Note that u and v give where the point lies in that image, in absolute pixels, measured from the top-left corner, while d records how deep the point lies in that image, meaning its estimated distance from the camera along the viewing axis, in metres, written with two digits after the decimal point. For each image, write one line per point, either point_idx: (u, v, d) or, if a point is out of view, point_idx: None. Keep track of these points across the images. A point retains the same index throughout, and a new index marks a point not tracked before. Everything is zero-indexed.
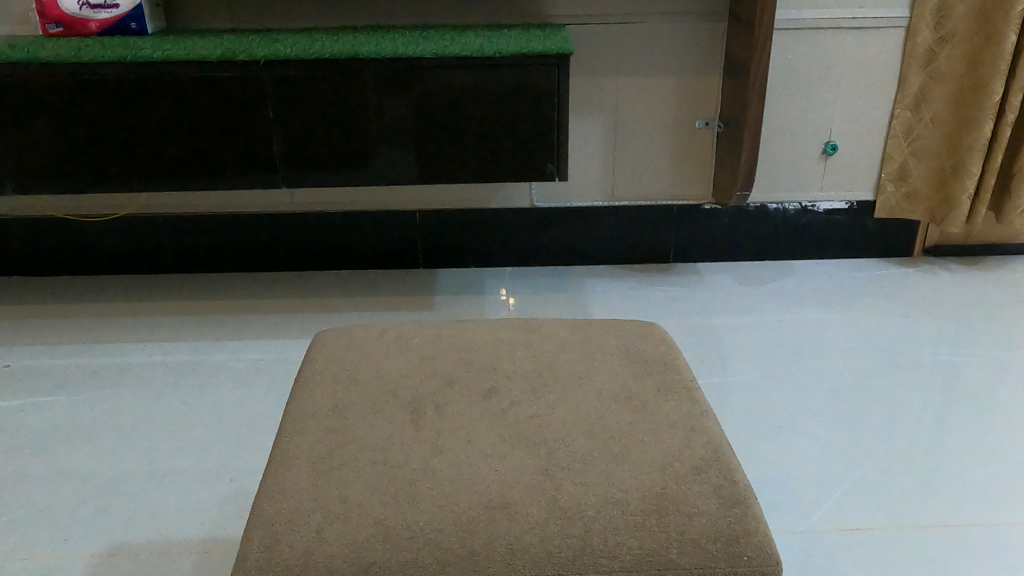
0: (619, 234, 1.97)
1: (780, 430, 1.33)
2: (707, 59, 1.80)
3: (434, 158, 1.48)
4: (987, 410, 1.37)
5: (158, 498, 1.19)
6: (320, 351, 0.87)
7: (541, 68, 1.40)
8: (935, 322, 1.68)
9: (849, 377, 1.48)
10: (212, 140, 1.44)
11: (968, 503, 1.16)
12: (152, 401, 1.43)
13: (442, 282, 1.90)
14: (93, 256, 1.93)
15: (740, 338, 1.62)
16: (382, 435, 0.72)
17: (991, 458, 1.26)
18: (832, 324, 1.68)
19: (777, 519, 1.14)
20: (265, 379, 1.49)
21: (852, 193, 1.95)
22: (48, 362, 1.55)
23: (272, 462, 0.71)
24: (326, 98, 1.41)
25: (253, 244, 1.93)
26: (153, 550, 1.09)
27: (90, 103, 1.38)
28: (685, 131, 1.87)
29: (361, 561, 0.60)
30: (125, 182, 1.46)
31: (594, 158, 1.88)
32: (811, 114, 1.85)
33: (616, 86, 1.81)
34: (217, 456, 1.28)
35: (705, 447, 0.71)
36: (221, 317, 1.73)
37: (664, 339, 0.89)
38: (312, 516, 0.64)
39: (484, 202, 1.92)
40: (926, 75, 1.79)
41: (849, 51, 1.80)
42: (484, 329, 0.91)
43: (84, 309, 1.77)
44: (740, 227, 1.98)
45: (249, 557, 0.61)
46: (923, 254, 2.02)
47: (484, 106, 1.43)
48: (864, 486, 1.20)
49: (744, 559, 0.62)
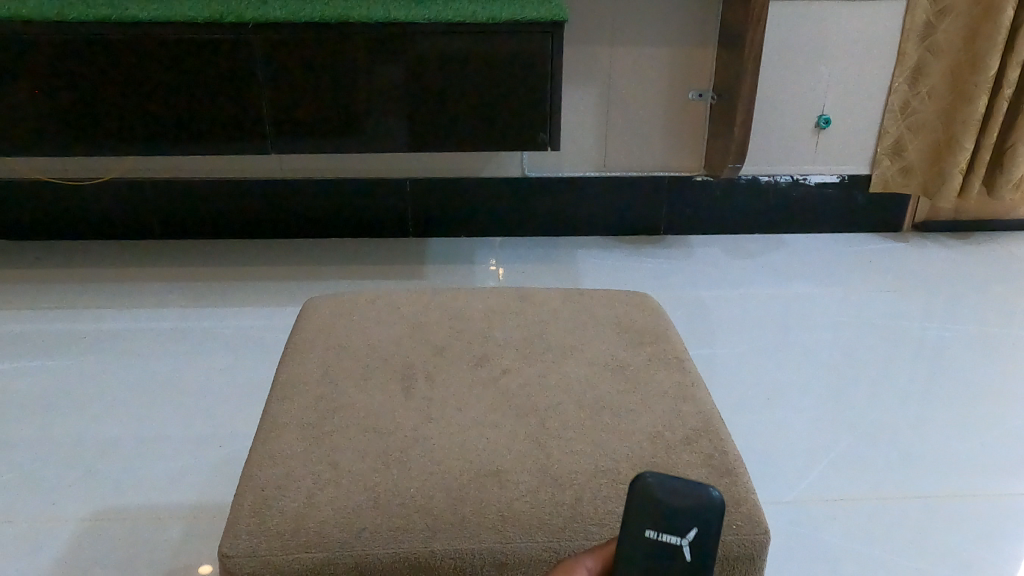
0: (610, 205, 1.96)
1: (768, 402, 1.34)
2: (702, 28, 1.78)
3: (428, 127, 1.47)
4: (976, 385, 1.38)
5: (142, 465, 1.18)
6: (311, 317, 0.86)
7: (534, 35, 1.38)
8: (925, 297, 1.68)
9: (837, 350, 1.49)
10: (201, 103, 1.42)
11: (950, 475, 1.18)
12: (142, 365, 1.42)
13: (432, 251, 1.89)
14: (80, 221, 1.91)
15: (729, 311, 1.62)
16: (373, 402, 0.72)
17: (975, 432, 1.27)
18: (822, 297, 1.69)
19: (764, 490, 1.15)
20: (256, 347, 1.48)
21: (844, 167, 1.95)
22: (33, 327, 1.54)
23: (262, 428, 0.70)
24: (315, 62, 1.39)
25: (242, 211, 1.91)
26: (141, 515, 1.09)
27: (74, 65, 1.36)
28: (679, 102, 1.86)
29: (352, 527, 0.60)
30: (110, 144, 1.43)
31: (586, 129, 1.87)
32: (805, 87, 1.84)
33: (611, 57, 1.80)
34: (209, 422, 1.27)
35: (696, 418, 0.72)
36: (211, 285, 1.72)
37: (655, 310, 0.89)
38: (303, 482, 0.64)
39: (474, 170, 1.90)
40: (923, 49, 1.79)
41: (844, 24, 1.78)
42: (477, 298, 0.90)
43: (70, 274, 1.75)
44: (731, 200, 1.98)
45: (240, 521, 0.61)
46: (912, 229, 2.03)
47: (476, 72, 1.41)
48: (848, 459, 1.21)
49: (734, 528, 0.62)
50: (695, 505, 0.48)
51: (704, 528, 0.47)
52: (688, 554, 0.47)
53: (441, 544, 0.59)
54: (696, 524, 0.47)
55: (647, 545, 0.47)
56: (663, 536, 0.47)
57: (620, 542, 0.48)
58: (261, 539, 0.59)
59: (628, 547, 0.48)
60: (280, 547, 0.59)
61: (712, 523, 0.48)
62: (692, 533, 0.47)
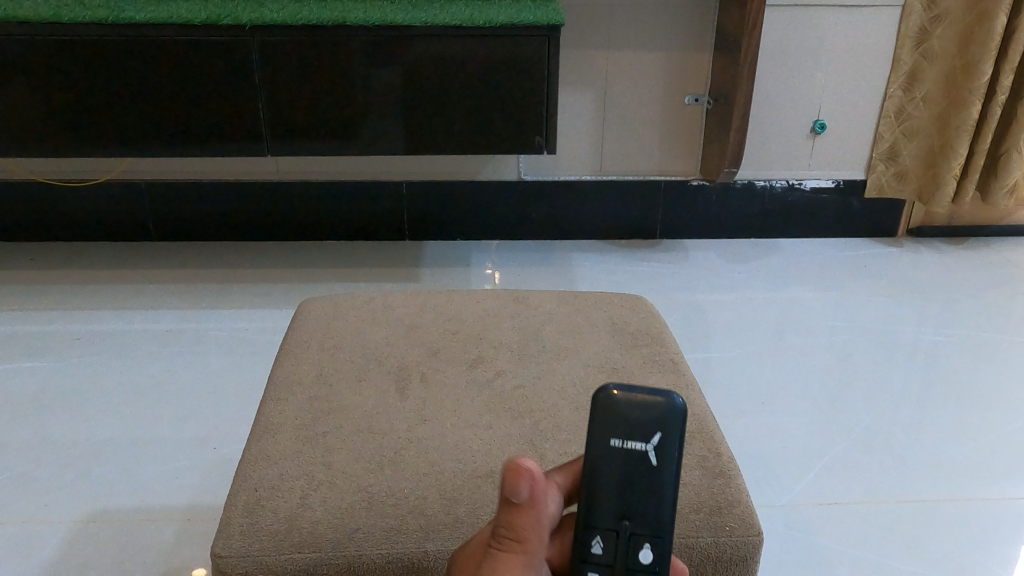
0: (606, 209, 1.96)
1: (763, 406, 1.34)
2: (698, 33, 1.79)
3: (424, 130, 1.47)
4: (970, 390, 1.39)
5: (136, 467, 1.18)
6: (306, 318, 0.86)
7: (530, 38, 1.38)
8: (919, 301, 1.69)
9: (832, 354, 1.49)
10: (197, 104, 1.41)
11: (945, 479, 1.18)
12: (136, 367, 1.42)
13: (428, 254, 1.89)
14: (75, 222, 1.90)
15: (725, 315, 1.63)
16: (368, 403, 0.72)
17: (969, 436, 1.27)
18: (817, 302, 1.69)
19: (758, 494, 1.15)
20: (251, 349, 1.48)
21: (839, 172, 1.95)
22: (27, 328, 1.53)
23: (256, 428, 0.70)
24: (312, 64, 1.39)
25: (238, 213, 1.91)
26: (135, 517, 1.08)
27: (70, 65, 1.36)
28: (674, 107, 1.86)
29: (346, 528, 0.60)
30: (106, 145, 1.43)
31: (582, 132, 1.87)
32: (801, 92, 1.85)
33: (607, 61, 1.80)
34: (203, 424, 1.27)
35: (690, 420, 0.72)
36: (206, 287, 1.71)
37: (650, 312, 0.89)
38: (296, 482, 0.64)
39: (471, 173, 1.91)
40: (918, 55, 1.80)
41: (839, 30, 1.79)
42: (473, 299, 0.90)
43: (65, 275, 1.75)
44: (727, 204, 1.98)
45: (234, 521, 0.61)
46: (907, 234, 2.04)
47: (473, 75, 1.42)
48: (844, 462, 1.21)
49: (727, 530, 0.62)
50: (657, 410, 0.50)
51: (669, 432, 0.50)
52: (655, 458, 0.49)
53: (435, 545, 0.59)
54: (659, 428, 0.50)
55: (614, 453, 0.49)
56: (628, 443, 0.49)
57: (588, 453, 0.50)
58: (254, 540, 0.59)
59: (597, 458, 0.49)
60: (273, 548, 0.59)
61: (674, 425, 0.50)
62: (657, 438, 0.49)
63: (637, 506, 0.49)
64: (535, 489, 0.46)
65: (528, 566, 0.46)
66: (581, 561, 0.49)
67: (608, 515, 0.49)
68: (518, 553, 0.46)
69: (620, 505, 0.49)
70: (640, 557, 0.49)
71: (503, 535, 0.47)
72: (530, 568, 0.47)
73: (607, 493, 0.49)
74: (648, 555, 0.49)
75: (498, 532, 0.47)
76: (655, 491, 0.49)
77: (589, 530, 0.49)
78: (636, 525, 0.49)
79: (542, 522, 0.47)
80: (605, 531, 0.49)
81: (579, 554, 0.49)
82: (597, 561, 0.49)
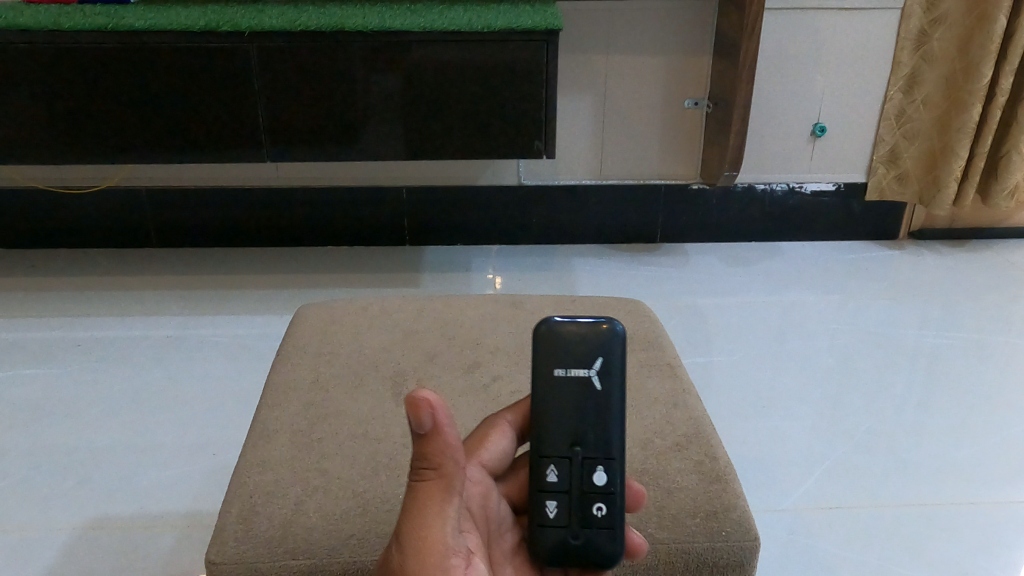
0: (607, 214, 1.96)
1: (764, 410, 1.34)
2: (698, 37, 1.79)
3: (423, 135, 1.47)
4: (971, 393, 1.38)
5: (136, 473, 1.18)
6: (302, 324, 0.86)
7: (529, 43, 1.39)
8: (921, 304, 1.68)
9: (833, 358, 1.49)
10: (196, 111, 1.42)
11: (946, 482, 1.17)
12: (137, 373, 1.42)
13: (428, 260, 1.89)
14: (77, 229, 1.91)
15: (725, 319, 1.62)
16: (364, 409, 0.72)
17: (971, 439, 1.27)
18: (818, 305, 1.68)
19: (759, 498, 1.14)
20: (252, 354, 1.48)
21: (839, 175, 1.95)
22: (29, 335, 1.54)
23: (252, 434, 0.70)
24: (311, 71, 1.40)
25: (239, 219, 1.92)
26: (134, 523, 1.08)
27: (70, 73, 1.36)
28: (674, 110, 1.86)
29: (340, 534, 0.60)
30: (105, 152, 1.44)
31: (582, 137, 1.87)
32: (801, 95, 1.85)
33: (606, 65, 1.80)
34: (203, 430, 1.27)
35: (687, 425, 0.72)
36: (207, 293, 1.72)
37: (647, 316, 0.89)
38: (291, 489, 0.63)
39: (471, 178, 1.91)
40: (917, 57, 1.80)
41: (839, 33, 1.79)
42: (470, 304, 0.90)
43: (66, 282, 1.75)
44: (728, 208, 1.98)
45: (228, 528, 0.61)
46: (908, 237, 2.03)
47: (471, 81, 1.42)
48: (845, 466, 1.21)
49: (724, 535, 0.62)
50: (596, 339, 0.55)
51: (608, 356, 0.55)
52: (598, 382, 0.55)
53: None
54: (599, 353, 0.55)
55: (560, 382, 0.55)
56: (572, 371, 0.55)
57: (538, 386, 0.55)
58: (248, 547, 0.59)
59: (545, 389, 0.55)
60: (267, 555, 0.59)
61: (613, 350, 0.56)
62: (598, 363, 0.55)
63: (587, 431, 0.54)
64: (437, 416, 0.45)
65: (447, 492, 0.46)
66: (538, 489, 0.54)
67: (560, 442, 0.54)
68: (436, 480, 0.47)
69: (570, 431, 0.54)
70: (594, 480, 0.54)
71: (418, 466, 0.47)
72: (453, 492, 0.47)
73: (559, 420, 0.54)
74: (601, 476, 0.54)
75: (416, 463, 0.47)
76: (602, 414, 0.55)
77: (545, 459, 0.54)
78: (588, 449, 0.54)
79: (455, 445, 0.46)
80: (558, 460, 0.54)
81: (536, 483, 0.54)
82: (554, 489, 0.54)
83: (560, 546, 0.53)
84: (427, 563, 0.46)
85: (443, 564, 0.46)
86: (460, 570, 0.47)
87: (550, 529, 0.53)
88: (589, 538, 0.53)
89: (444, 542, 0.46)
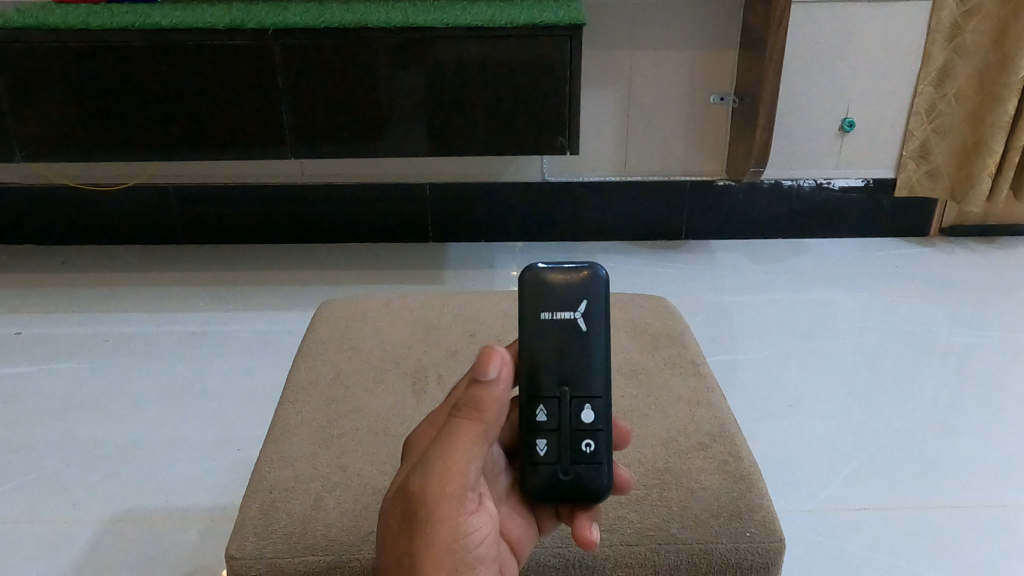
0: (631, 210, 1.95)
1: (791, 410, 1.32)
2: (724, 31, 1.76)
3: (446, 132, 1.47)
4: (1004, 393, 1.35)
5: (161, 467, 1.19)
6: (324, 319, 0.86)
7: (552, 38, 1.38)
8: (952, 302, 1.65)
9: (861, 356, 1.46)
10: (220, 108, 1.42)
11: (978, 485, 1.15)
12: (163, 368, 1.43)
13: (451, 256, 1.89)
14: (106, 226, 1.93)
15: (750, 316, 1.60)
16: (384, 406, 0.72)
17: (1003, 440, 1.24)
18: (846, 303, 1.66)
19: (784, 499, 1.13)
20: (276, 350, 1.49)
21: (868, 171, 1.92)
22: (58, 330, 1.56)
23: (273, 429, 0.70)
24: (335, 68, 1.40)
25: (265, 216, 1.93)
26: (158, 517, 1.09)
27: (97, 71, 1.38)
28: (699, 105, 1.84)
29: (360, 530, 0.59)
30: (132, 150, 1.45)
31: (606, 133, 1.86)
32: (829, 89, 1.82)
33: (630, 61, 1.79)
34: (227, 426, 1.28)
35: (710, 423, 0.71)
36: (233, 289, 1.73)
37: (671, 313, 0.88)
38: (311, 485, 0.63)
39: (494, 174, 1.90)
40: (949, 50, 1.76)
41: (868, 26, 1.76)
42: (492, 301, 0.90)
43: (95, 278, 1.78)
44: (753, 204, 1.96)
45: (248, 523, 0.61)
46: (939, 233, 2.00)
47: (494, 77, 1.41)
48: (873, 467, 1.19)
49: (747, 536, 0.61)
50: (580, 282, 0.56)
51: (592, 298, 0.56)
52: (584, 324, 0.56)
53: None
54: (584, 297, 0.56)
55: (546, 325, 0.55)
56: (558, 314, 0.55)
57: (524, 328, 0.55)
58: (267, 542, 0.59)
59: (532, 332, 0.55)
60: (286, 550, 0.58)
61: (597, 292, 0.56)
62: (584, 306, 0.56)
63: (574, 372, 0.55)
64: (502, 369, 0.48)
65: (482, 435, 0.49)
66: (529, 428, 0.55)
67: (548, 383, 0.55)
68: (474, 422, 0.49)
69: (557, 372, 0.55)
70: (582, 417, 0.55)
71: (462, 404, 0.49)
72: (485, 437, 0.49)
73: (548, 363, 0.55)
74: (589, 414, 0.55)
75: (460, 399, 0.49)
76: (590, 356, 0.55)
77: (534, 400, 0.55)
78: (575, 389, 0.55)
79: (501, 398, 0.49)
80: (547, 400, 0.55)
81: (526, 423, 0.55)
82: (544, 428, 0.55)
83: (551, 481, 0.55)
84: (447, 490, 0.48)
85: (459, 494, 0.48)
86: (470, 504, 0.49)
87: (541, 465, 0.55)
88: (579, 473, 0.55)
89: (465, 476, 0.48)
